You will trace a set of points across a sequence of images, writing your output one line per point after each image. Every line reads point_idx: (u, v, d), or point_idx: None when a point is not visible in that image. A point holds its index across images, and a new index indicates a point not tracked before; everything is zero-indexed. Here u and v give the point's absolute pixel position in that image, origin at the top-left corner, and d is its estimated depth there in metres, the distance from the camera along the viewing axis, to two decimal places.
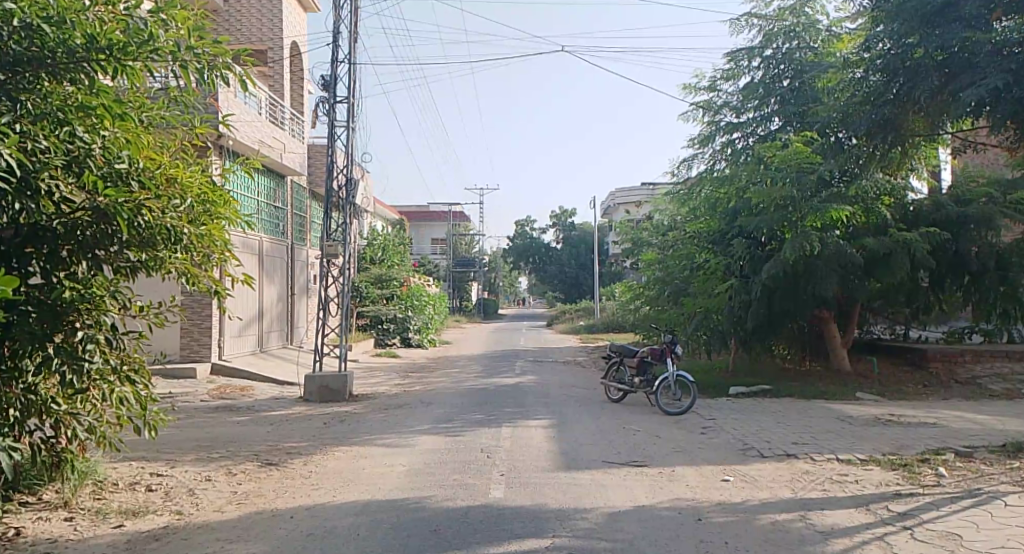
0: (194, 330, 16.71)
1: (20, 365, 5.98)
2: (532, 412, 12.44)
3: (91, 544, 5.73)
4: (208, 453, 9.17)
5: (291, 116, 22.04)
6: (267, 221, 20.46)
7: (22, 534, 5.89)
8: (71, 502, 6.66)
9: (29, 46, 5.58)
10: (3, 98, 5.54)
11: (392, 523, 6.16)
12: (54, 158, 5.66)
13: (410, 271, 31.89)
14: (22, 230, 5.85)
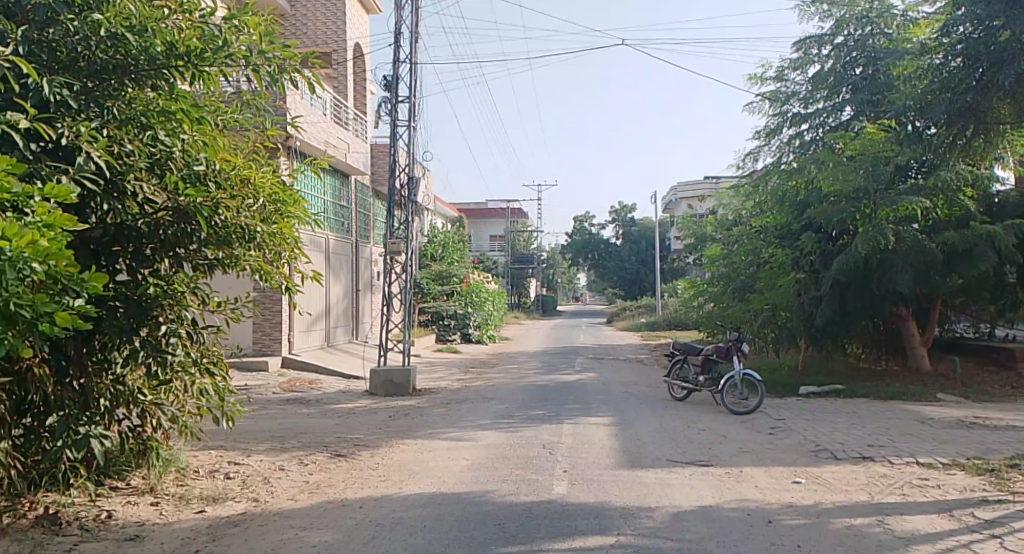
0: (266, 324, 17.22)
1: (109, 356, 6.26)
2: (594, 409, 12.41)
3: (176, 527, 5.99)
4: (280, 443, 9.46)
5: (355, 116, 22.47)
6: (334, 219, 20.95)
7: (113, 516, 6.18)
8: (156, 488, 6.95)
9: (114, 55, 5.83)
10: (91, 106, 5.81)
11: (457, 516, 6.25)
12: (138, 161, 5.92)
13: (470, 267, 32.18)
14: (110, 229, 6.05)
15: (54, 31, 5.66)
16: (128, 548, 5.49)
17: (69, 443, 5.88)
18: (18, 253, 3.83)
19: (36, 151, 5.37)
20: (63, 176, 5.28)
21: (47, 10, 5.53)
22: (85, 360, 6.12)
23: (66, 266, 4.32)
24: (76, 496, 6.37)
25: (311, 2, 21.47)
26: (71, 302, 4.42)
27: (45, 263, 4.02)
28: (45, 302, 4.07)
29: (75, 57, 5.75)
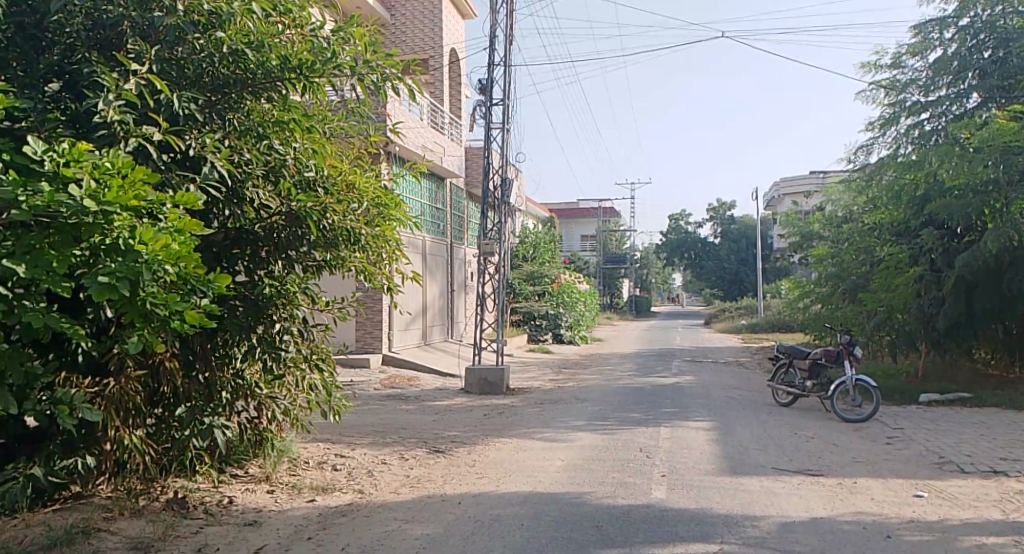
0: (367, 323, 17.76)
1: (231, 352, 6.65)
2: (692, 413, 12.22)
3: (290, 515, 6.29)
4: (381, 438, 9.76)
5: (451, 120, 22.89)
6: (430, 221, 21.40)
7: (234, 502, 6.53)
8: (272, 476, 7.28)
9: (235, 70, 6.13)
10: (215, 118, 6.21)
11: (555, 516, 6.30)
12: (255, 168, 6.30)
13: (562, 267, 32.24)
14: (230, 233, 6.41)
15: (182, 49, 6.00)
16: (247, 533, 5.81)
17: (195, 432, 6.36)
18: (153, 255, 4.27)
19: (167, 161, 5.82)
20: (190, 184, 5.74)
21: (177, 30, 5.78)
22: (208, 355, 6.50)
23: (197, 268, 4.65)
24: (201, 481, 6.82)
25: (409, 10, 22.02)
26: (198, 300, 4.82)
27: (177, 265, 4.42)
28: (176, 302, 4.49)
29: (199, 73, 6.08)
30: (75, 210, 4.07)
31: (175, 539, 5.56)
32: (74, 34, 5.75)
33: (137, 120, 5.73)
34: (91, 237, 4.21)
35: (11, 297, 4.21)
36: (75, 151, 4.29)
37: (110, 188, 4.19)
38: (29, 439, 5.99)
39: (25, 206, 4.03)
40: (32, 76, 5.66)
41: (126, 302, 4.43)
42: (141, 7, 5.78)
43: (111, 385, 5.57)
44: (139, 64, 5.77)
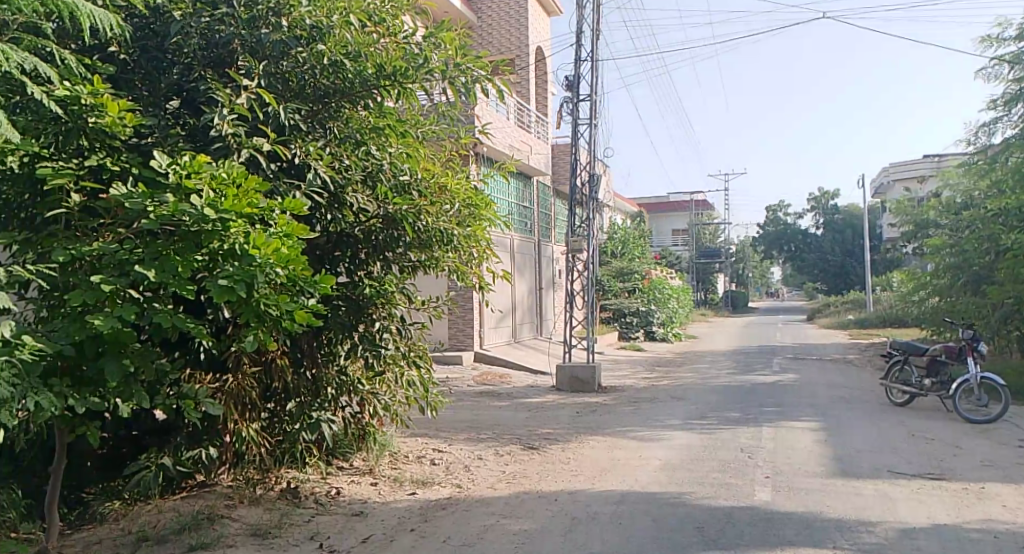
0: (459, 321, 18.05)
1: (335, 349, 6.90)
2: (796, 413, 11.86)
3: (393, 507, 6.49)
4: (476, 434, 9.91)
5: (537, 118, 22.96)
6: (518, 220, 21.56)
7: (342, 493, 6.74)
8: (375, 470, 7.48)
9: (334, 80, 6.39)
10: (317, 127, 6.51)
11: (654, 515, 6.26)
12: (355, 174, 6.49)
13: (653, 263, 31.87)
14: (331, 236, 6.65)
15: (287, 63, 6.28)
16: (355, 523, 6.02)
17: (304, 426, 6.66)
18: (266, 259, 4.45)
19: (274, 169, 6.04)
20: (296, 191, 6.00)
21: (282, 45, 6.13)
22: (315, 352, 6.82)
23: (304, 270, 4.78)
24: (311, 472, 6.97)
25: (495, 11, 22.26)
26: (306, 300, 4.95)
27: (287, 268, 4.59)
28: (286, 302, 4.65)
29: (302, 86, 6.37)
30: (195, 218, 4.34)
31: (290, 527, 5.81)
32: (192, 54, 6.16)
33: (248, 132, 6.16)
34: (210, 243, 4.44)
35: (142, 300, 4.48)
36: (196, 164, 4.63)
37: (227, 197, 4.47)
38: (156, 430, 6.47)
39: (153, 216, 4.37)
40: (154, 95, 6.16)
41: (242, 304, 4.61)
42: (249, 25, 6.11)
43: (229, 380, 6.05)
44: (249, 79, 6.11)
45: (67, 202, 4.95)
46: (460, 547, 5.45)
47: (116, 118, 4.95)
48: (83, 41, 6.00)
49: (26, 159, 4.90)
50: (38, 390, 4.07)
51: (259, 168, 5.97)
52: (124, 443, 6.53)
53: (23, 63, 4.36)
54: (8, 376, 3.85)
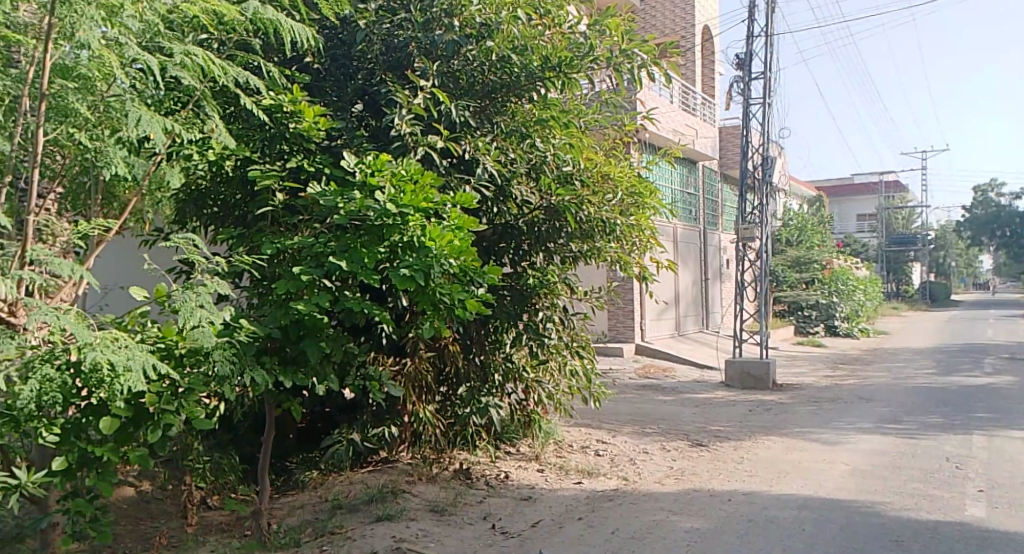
0: (620, 312, 18.00)
1: (502, 338, 7.04)
2: (1011, 421, 10.78)
3: (559, 494, 6.62)
4: (642, 428, 9.85)
5: (704, 101, 22.33)
6: (683, 207, 21.13)
7: (509, 477, 6.94)
8: (540, 456, 7.64)
9: (501, 75, 6.55)
10: (485, 122, 6.69)
11: (842, 524, 5.96)
12: (519, 167, 6.66)
13: (833, 252, 30.10)
14: (497, 228, 6.85)
15: (457, 61, 6.56)
16: (524, 506, 6.22)
17: (474, 410, 6.96)
18: (440, 250, 4.64)
19: (446, 165, 6.32)
20: (467, 186, 6.26)
21: (454, 45, 6.43)
22: (483, 340, 7.04)
23: (474, 260, 4.90)
24: (481, 455, 7.22)
25: None
26: (476, 290, 5.02)
27: (460, 258, 4.78)
28: (459, 291, 4.80)
29: (472, 82, 6.60)
30: (379, 213, 4.62)
31: (463, 505, 6.08)
32: (375, 59, 6.54)
33: (423, 131, 6.47)
34: (391, 236, 4.68)
35: (335, 289, 4.80)
36: (379, 163, 4.88)
37: (405, 192, 4.69)
38: (345, 407, 6.94)
39: (343, 213, 4.71)
40: (343, 101, 6.55)
41: (421, 293, 4.84)
42: (425, 28, 6.47)
43: (408, 364, 6.44)
44: (425, 79, 6.42)
45: (272, 201, 5.43)
46: (629, 540, 5.46)
47: (312, 123, 5.31)
48: (281, 53, 6.57)
49: (238, 162, 5.49)
50: (252, 367, 4.37)
51: (433, 165, 6.28)
52: (319, 418, 7.12)
53: (238, 77, 4.81)
54: (225, 355, 4.16)
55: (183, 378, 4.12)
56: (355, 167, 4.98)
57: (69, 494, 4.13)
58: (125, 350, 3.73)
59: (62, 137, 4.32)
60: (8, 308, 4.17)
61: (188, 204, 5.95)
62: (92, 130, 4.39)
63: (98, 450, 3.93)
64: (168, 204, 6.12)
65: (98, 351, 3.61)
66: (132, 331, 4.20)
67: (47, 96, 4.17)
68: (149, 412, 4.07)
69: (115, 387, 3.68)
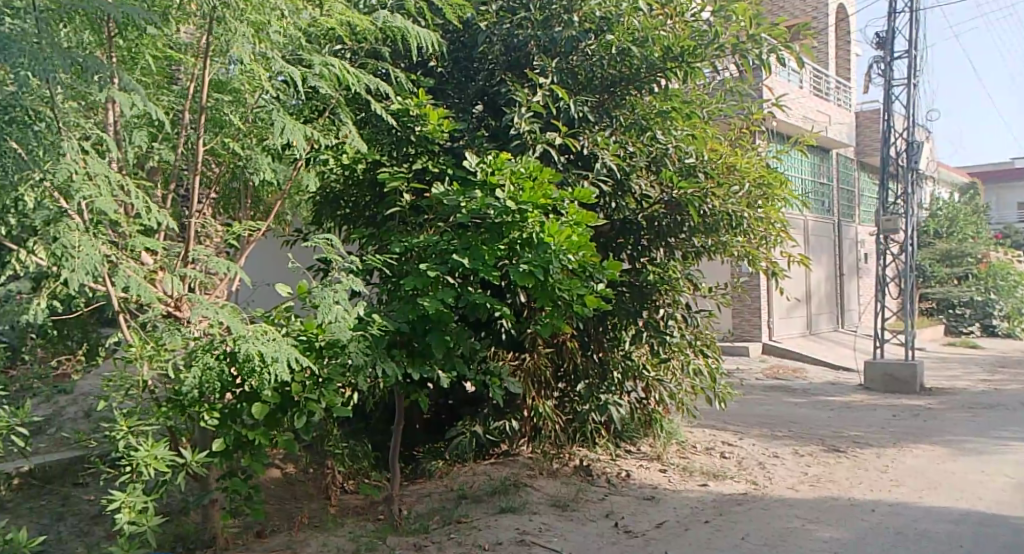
0: (745, 310, 17.37)
1: (621, 335, 6.97)
2: None
3: (682, 495, 6.51)
4: (770, 431, 9.47)
5: (838, 85, 21.17)
6: (814, 198, 20.13)
7: (631, 475, 6.87)
8: (662, 456, 7.49)
9: (620, 68, 6.52)
10: (603, 117, 6.64)
11: (1003, 541, 5.50)
12: (639, 161, 6.53)
13: (990, 244, 27.77)
14: (616, 224, 6.72)
15: (577, 57, 6.56)
16: (648, 506, 6.15)
17: (593, 407, 6.83)
18: (559, 245, 4.69)
19: (564, 161, 6.35)
20: (585, 181, 6.23)
21: (573, 40, 6.42)
22: (601, 336, 6.97)
23: (591, 255, 4.93)
24: (599, 451, 7.11)
25: None
26: (594, 286, 5.11)
27: (579, 254, 4.79)
28: (577, 287, 4.85)
29: (591, 76, 6.57)
30: (500, 210, 4.72)
31: (586, 501, 6.10)
32: (494, 59, 6.67)
33: (542, 128, 6.53)
34: (511, 233, 4.79)
35: (457, 285, 4.94)
36: (499, 161, 4.94)
37: (524, 190, 4.77)
38: (467, 400, 7.06)
39: (466, 211, 4.82)
40: (464, 102, 6.75)
41: (540, 290, 4.91)
42: (544, 25, 6.49)
43: (527, 359, 6.53)
44: (544, 77, 6.44)
45: (400, 202, 5.59)
46: (761, 547, 5.28)
47: (435, 125, 5.42)
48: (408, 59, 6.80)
49: (368, 165, 5.74)
50: (383, 359, 4.55)
51: (551, 161, 6.33)
52: (443, 410, 7.21)
53: (369, 84, 5.03)
54: (360, 346, 4.38)
55: (321, 368, 4.34)
56: (478, 167, 5.05)
57: (226, 473, 4.46)
58: (273, 343, 3.95)
59: (219, 147, 4.79)
60: (173, 302, 4.28)
61: (325, 206, 6.26)
62: (244, 140, 4.82)
63: (252, 434, 4.21)
64: (307, 207, 6.42)
65: (250, 343, 3.85)
66: (278, 324, 4.43)
67: (207, 110, 4.65)
68: (294, 398, 4.33)
69: (264, 376, 3.93)
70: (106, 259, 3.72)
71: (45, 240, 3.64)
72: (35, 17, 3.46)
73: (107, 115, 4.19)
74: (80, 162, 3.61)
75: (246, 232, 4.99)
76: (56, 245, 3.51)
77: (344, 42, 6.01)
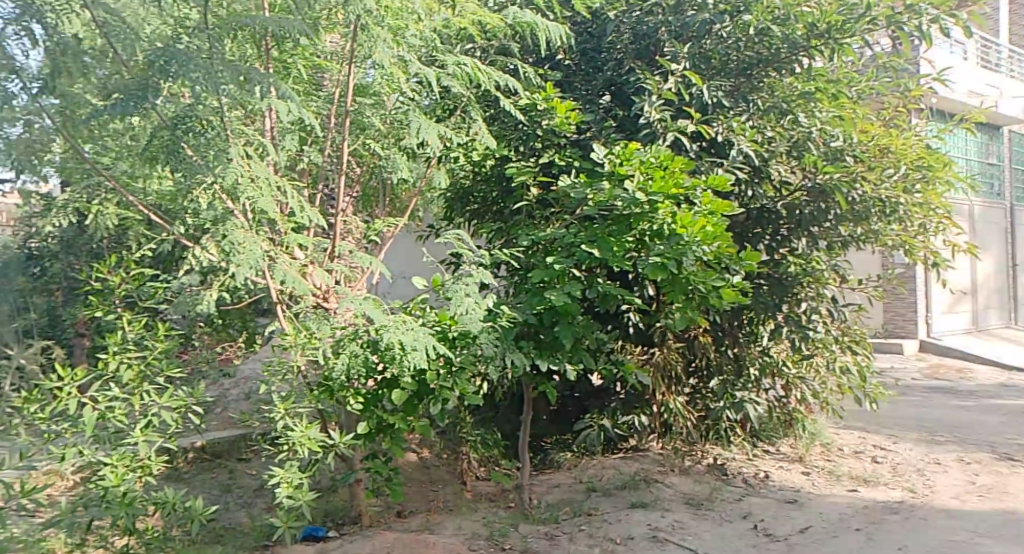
0: (898, 305, 16.02)
1: (757, 330, 6.27)
2: None
3: (829, 502, 5.57)
4: (931, 435, 8.13)
5: (1012, 54, 18.90)
6: (983, 181, 18.17)
7: (770, 477, 6.00)
8: (805, 458, 6.52)
9: (759, 50, 6.06)
10: (740, 102, 6.15)
11: None
12: (779, 145, 6.08)
13: None
14: (752, 212, 6.12)
15: (710, 41, 6.11)
16: (789, 510, 5.32)
17: (728, 405, 6.20)
18: (693, 237, 4.37)
19: (697, 149, 5.91)
20: (719, 169, 5.76)
21: (708, 23, 5.95)
22: (736, 331, 6.29)
23: (728, 247, 4.67)
24: (735, 450, 6.42)
25: None
26: (732, 278, 4.78)
27: (713, 244, 4.46)
28: (714, 279, 4.54)
29: (725, 60, 6.15)
30: (628, 203, 4.48)
31: (721, 502, 5.41)
32: (623, 48, 6.23)
33: (674, 116, 6.10)
34: (640, 225, 4.55)
35: (584, 278, 4.77)
36: (628, 151, 4.70)
37: (654, 179, 4.51)
38: (593, 393, 6.52)
39: (593, 203, 4.65)
40: (591, 93, 6.30)
41: (670, 281, 4.63)
42: (676, 10, 6.08)
43: (657, 353, 6.02)
44: (675, 63, 6.03)
45: (528, 196, 5.49)
46: None
47: (563, 118, 5.31)
48: (536, 53, 6.53)
49: (498, 160, 5.72)
50: (512, 350, 4.38)
51: (683, 149, 5.93)
52: (570, 403, 6.70)
53: (499, 81, 5.08)
54: (490, 337, 4.28)
55: (456, 357, 4.26)
56: (604, 158, 4.84)
57: (369, 454, 4.45)
58: (412, 332, 3.97)
59: (361, 148, 4.99)
60: (322, 293, 4.47)
61: (455, 202, 6.17)
62: (383, 142, 4.98)
63: (393, 419, 4.23)
64: (438, 202, 6.33)
65: (390, 332, 3.90)
66: (415, 315, 4.42)
67: (350, 112, 4.82)
68: (430, 386, 4.27)
69: (404, 364, 3.92)
70: (265, 255, 3.95)
71: (212, 240, 3.88)
72: (206, 36, 3.78)
73: (265, 122, 4.47)
74: (246, 167, 3.85)
75: (386, 228, 5.29)
76: (224, 241, 3.81)
77: (475, 40, 5.81)
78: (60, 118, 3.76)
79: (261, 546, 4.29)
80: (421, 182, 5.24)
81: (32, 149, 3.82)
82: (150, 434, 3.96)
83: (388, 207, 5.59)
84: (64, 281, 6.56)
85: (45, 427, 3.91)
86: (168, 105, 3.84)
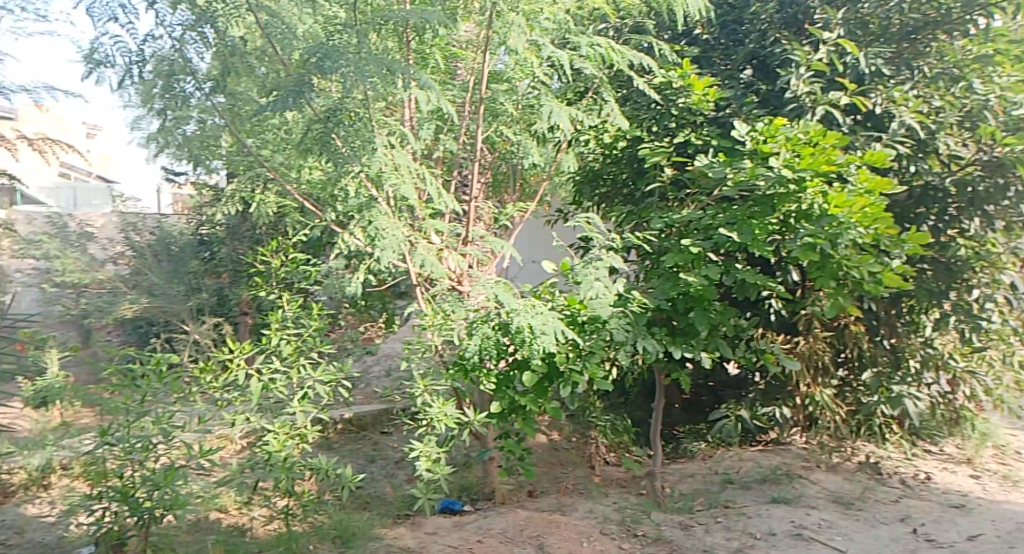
0: None
1: (920, 320, 5.42)
2: None
3: (1007, 508, 4.70)
4: None
5: None
6: None
7: (933, 478, 5.20)
8: (976, 461, 5.61)
9: (928, 11, 5.15)
10: (903, 70, 5.23)
11: None
12: (949, 116, 5.14)
13: None
14: (914, 189, 5.19)
15: (868, 4, 5.25)
16: (955, 516, 4.51)
17: (884, 399, 5.39)
18: (848, 217, 4.06)
19: (851, 123, 5.14)
20: (877, 144, 4.98)
21: None
22: (894, 320, 5.46)
23: (887, 229, 4.33)
24: (891, 449, 5.60)
25: None
26: (889, 262, 4.43)
27: (871, 227, 4.17)
28: (870, 264, 4.20)
29: (887, 22, 5.25)
30: (775, 182, 4.12)
31: (876, 502, 4.69)
32: (767, 18, 5.42)
33: (823, 89, 5.28)
34: (785, 206, 4.23)
35: (721, 262, 4.41)
36: (772, 127, 4.32)
37: (803, 156, 4.21)
38: (728, 382, 5.79)
39: (732, 183, 4.26)
40: (732, 67, 5.51)
41: (817, 265, 4.33)
42: None
43: (801, 342, 5.35)
44: (828, 31, 5.20)
45: (660, 176, 4.79)
46: None
47: (701, 95, 4.67)
48: (672, 28, 5.74)
49: (630, 142, 5.08)
50: (644, 336, 4.19)
51: (834, 123, 5.16)
52: (703, 391, 5.96)
53: (633, 60, 4.72)
54: (620, 322, 4.11)
55: (585, 342, 4.16)
56: (745, 136, 4.40)
57: (501, 434, 4.49)
58: (542, 315, 3.91)
59: (494, 134, 4.93)
60: (456, 277, 4.57)
61: (585, 186, 5.46)
62: (515, 127, 4.90)
63: (523, 400, 4.19)
64: (567, 187, 5.69)
65: (521, 316, 3.85)
66: (543, 299, 4.28)
67: (485, 100, 4.71)
68: (560, 369, 4.19)
69: (532, 349, 3.87)
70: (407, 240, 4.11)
71: (359, 225, 4.07)
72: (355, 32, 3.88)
73: (405, 112, 4.50)
74: (389, 155, 4.02)
75: (515, 213, 5.22)
76: (370, 227, 3.98)
77: (608, 20, 5.52)
78: (230, 113, 4.09)
79: (404, 514, 4.33)
80: (551, 167, 5.09)
81: (205, 142, 4.34)
82: (307, 405, 4.18)
83: (518, 192, 5.42)
84: (229, 266, 6.94)
85: (218, 396, 4.21)
86: (319, 97, 3.95)
